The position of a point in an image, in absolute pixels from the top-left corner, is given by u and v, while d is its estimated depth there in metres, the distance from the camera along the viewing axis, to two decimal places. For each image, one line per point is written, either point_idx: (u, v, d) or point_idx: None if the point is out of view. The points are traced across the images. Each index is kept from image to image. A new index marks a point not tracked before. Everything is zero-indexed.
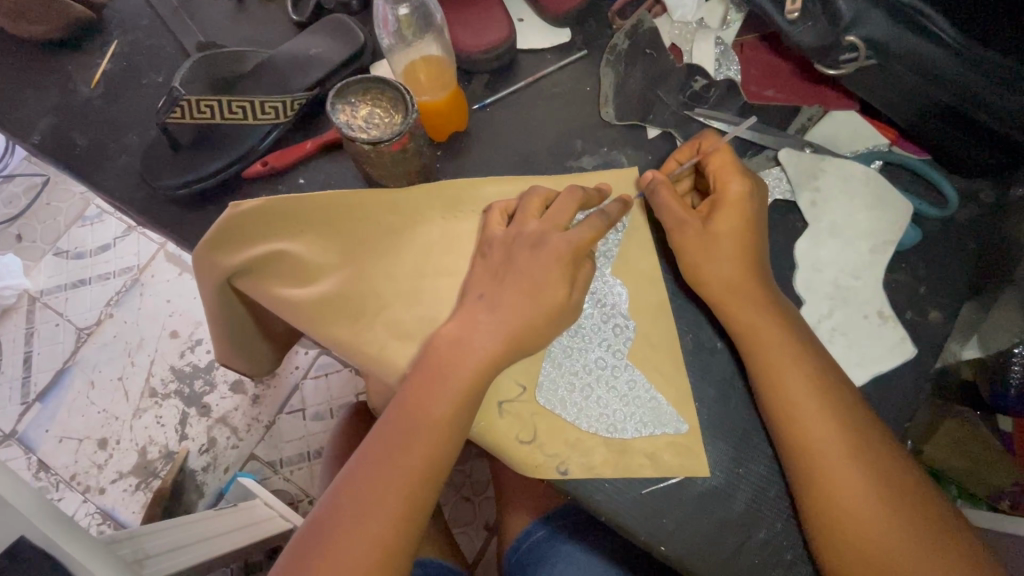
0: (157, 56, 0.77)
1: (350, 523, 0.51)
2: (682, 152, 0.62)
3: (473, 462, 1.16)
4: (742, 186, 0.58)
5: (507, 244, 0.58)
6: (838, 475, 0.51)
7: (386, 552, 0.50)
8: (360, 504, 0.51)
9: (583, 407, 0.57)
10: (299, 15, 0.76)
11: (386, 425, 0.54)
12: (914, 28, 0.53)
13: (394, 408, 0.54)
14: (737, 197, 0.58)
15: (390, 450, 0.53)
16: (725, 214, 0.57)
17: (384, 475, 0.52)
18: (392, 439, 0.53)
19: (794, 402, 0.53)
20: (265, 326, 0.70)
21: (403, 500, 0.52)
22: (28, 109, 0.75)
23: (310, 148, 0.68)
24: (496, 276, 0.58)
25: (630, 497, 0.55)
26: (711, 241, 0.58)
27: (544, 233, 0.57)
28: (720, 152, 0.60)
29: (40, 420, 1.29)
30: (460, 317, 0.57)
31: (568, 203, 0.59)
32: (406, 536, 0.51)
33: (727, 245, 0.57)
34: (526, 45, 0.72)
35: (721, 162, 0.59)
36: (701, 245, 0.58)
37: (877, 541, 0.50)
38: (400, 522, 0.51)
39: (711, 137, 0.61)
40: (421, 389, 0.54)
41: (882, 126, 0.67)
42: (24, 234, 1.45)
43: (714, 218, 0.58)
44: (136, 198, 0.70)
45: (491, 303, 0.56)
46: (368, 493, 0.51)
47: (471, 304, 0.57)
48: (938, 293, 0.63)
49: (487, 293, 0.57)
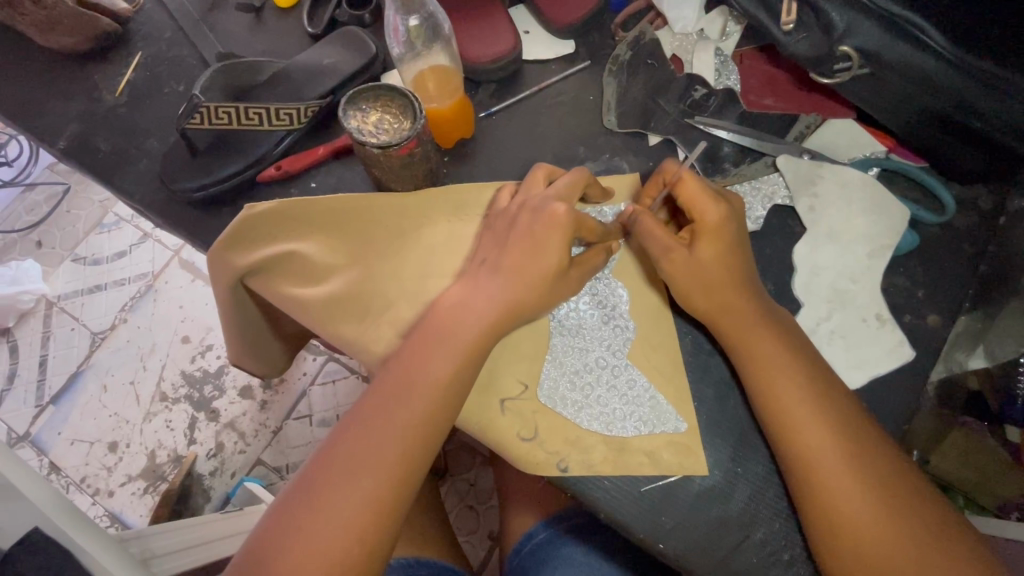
0: (178, 66, 0.80)
1: (330, 510, 0.51)
2: (651, 186, 0.63)
3: (476, 471, 1.18)
4: (718, 213, 0.57)
5: (509, 215, 0.61)
6: (829, 475, 0.51)
7: (360, 542, 0.51)
8: (340, 491, 0.52)
9: (583, 405, 0.58)
10: (314, 28, 0.79)
11: (373, 413, 0.54)
12: (906, 37, 0.55)
13: (380, 395, 0.55)
14: (715, 225, 0.57)
15: (374, 440, 0.53)
16: (708, 243, 0.57)
17: (371, 467, 0.52)
18: (378, 428, 0.54)
19: (788, 404, 0.54)
20: (277, 325, 0.72)
21: (386, 491, 0.52)
22: (55, 117, 0.79)
23: (322, 153, 0.71)
24: (498, 243, 0.60)
25: (629, 495, 0.56)
26: (698, 268, 0.57)
27: (547, 198, 0.58)
28: (685, 181, 0.59)
29: (53, 423, 1.32)
30: (464, 284, 0.59)
31: (577, 179, 0.60)
32: (386, 525, 0.52)
33: (711, 270, 0.57)
34: (532, 56, 0.74)
35: (690, 192, 0.58)
36: (687, 269, 0.57)
37: (865, 543, 0.50)
38: (379, 512, 0.52)
39: (671, 168, 0.61)
40: (406, 380, 0.55)
41: (879, 135, 0.68)
42: (44, 241, 1.50)
43: (696, 245, 0.57)
44: (156, 201, 0.73)
45: (497, 276, 0.58)
46: (349, 481, 0.52)
47: (474, 277, 0.59)
48: (936, 297, 0.63)
49: (490, 258, 0.59)
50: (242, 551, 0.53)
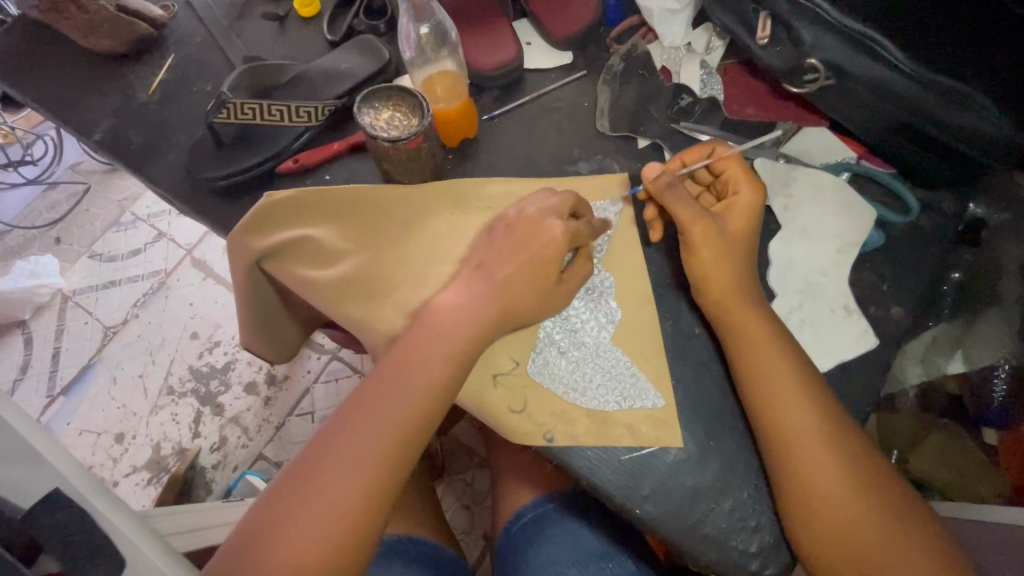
0: (207, 68, 0.87)
1: (331, 477, 0.55)
2: (695, 153, 0.67)
3: (473, 471, 1.22)
4: (753, 192, 0.65)
5: (505, 232, 0.65)
6: (796, 450, 0.56)
7: (357, 510, 0.55)
8: (343, 462, 0.56)
9: (568, 381, 0.62)
10: (333, 35, 0.86)
11: (376, 389, 0.59)
12: (866, 51, 0.60)
13: (383, 373, 0.60)
14: (749, 203, 0.64)
15: (375, 414, 0.58)
16: (741, 216, 0.64)
17: (369, 439, 0.57)
18: (377, 404, 0.58)
19: (763, 381, 0.58)
20: (289, 311, 0.78)
21: (384, 463, 0.57)
22: (91, 112, 0.85)
23: (336, 149, 0.77)
24: (491, 266, 0.63)
25: (610, 462, 0.60)
26: (730, 236, 0.63)
27: (544, 217, 0.64)
28: (732, 158, 0.66)
29: (64, 413, 1.37)
30: (461, 294, 0.63)
31: (567, 199, 0.65)
32: (385, 496, 0.56)
33: (738, 242, 0.63)
34: (532, 65, 0.81)
35: (734, 168, 0.65)
36: (718, 243, 0.62)
37: (826, 524, 0.54)
38: (378, 483, 0.56)
39: (724, 144, 0.67)
40: (406, 357, 0.59)
41: (851, 142, 0.73)
42: (63, 237, 1.58)
43: (729, 218, 0.64)
44: (182, 188, 0.79)
45: (490, 297, 0.61)
46: (350, 453, 0.56)
47: (471, 287, 0.63)
48: (902, 290, 0.67)
49: (488, 271, 0.63)
50: (249, 517, 0.57)
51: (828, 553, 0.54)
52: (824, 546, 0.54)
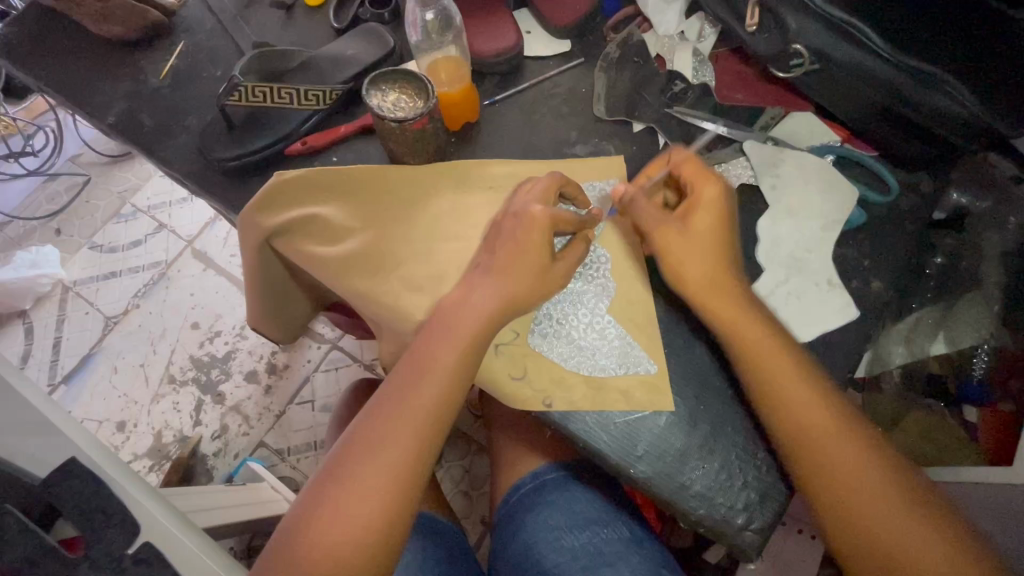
0: (216, 54, 0.90)
1: (356, 475, 0.59)
2: (652, 165, 0.72)
3: (472, 457, 1.25)
4: (714, 189, 0.67)
5: (500, 216, 0.68)
6: (792, 411, 0.61)
7: (390, 498, 0.59)
8: (375, 452, 0.60)
9: (567, 349, 0.66)
10: (339, 23, 0.89)
11: (401, 381, 0.62)
12: (846, 36, 0.64)
13: (408, 366, 0.63)
14: (710, 199, 0.67)
15: (403, 406, 0.61)
16: (702, 214, 0.67)
17: (398, 431, 0.60)
18: (404, 395, 0.62)
19: (751, 344, 0.63)
20: (295, 293, 0.81)
21: (413, 452, 0.60)
22: (104, 96, 0.88)
23: (343, 131, 0.80)
24: (488, 247, 0.67)
25: (605, 425, 0.63)
26: (693, 236, 0.66)
27: (527, 204, 0.66)
28: (687, 161, 0.69)
29: (66, 401, 1.39)
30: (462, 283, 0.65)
31: (549, 183, 0.68)
32: (412, 482, 0.60)
33: (704, 237, 0.66)
34: (532, 52, 0.84)
35: (693, 170, 0.69)
36: (681, 242, 0.66)
37: (826, 478, 0.59)
38: (408, 472, 0.60)
39: (676, 151, 0.71)
40: (426, 349, 0.63)
41: (835, 126, 0.77)
42: (63, 229, 1.60)
43: (689, 219, 0.67)
44: (193, 169, 0.81)
45: (489, 276, 0.64)
46: (382, 444, 0.60)
47: (468, 273, 0.66)
48: (883, 266, 0.71)
49: (485, 248, 0.67)
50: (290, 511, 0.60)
51: (825, 513, 0.59)
52: (823, 497, 0.59)
